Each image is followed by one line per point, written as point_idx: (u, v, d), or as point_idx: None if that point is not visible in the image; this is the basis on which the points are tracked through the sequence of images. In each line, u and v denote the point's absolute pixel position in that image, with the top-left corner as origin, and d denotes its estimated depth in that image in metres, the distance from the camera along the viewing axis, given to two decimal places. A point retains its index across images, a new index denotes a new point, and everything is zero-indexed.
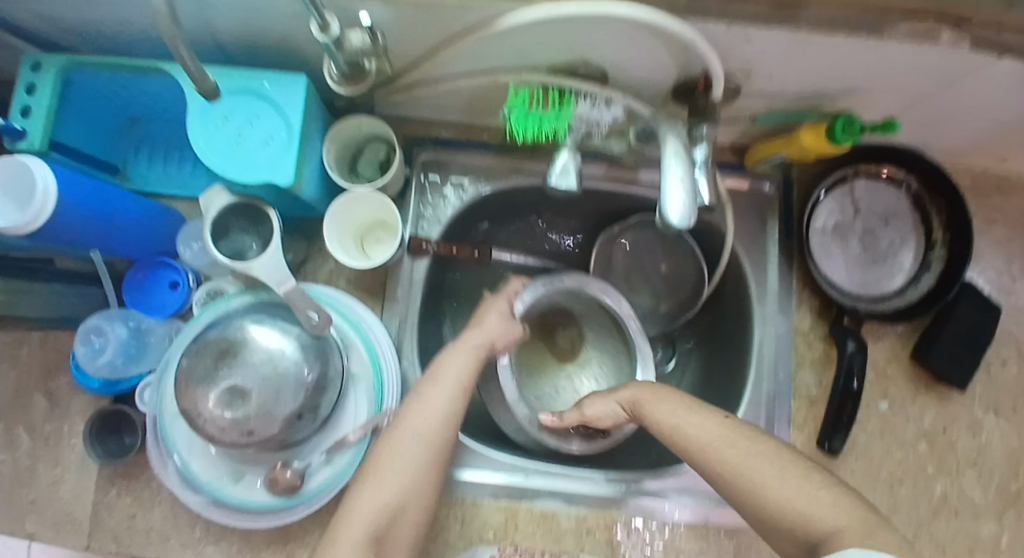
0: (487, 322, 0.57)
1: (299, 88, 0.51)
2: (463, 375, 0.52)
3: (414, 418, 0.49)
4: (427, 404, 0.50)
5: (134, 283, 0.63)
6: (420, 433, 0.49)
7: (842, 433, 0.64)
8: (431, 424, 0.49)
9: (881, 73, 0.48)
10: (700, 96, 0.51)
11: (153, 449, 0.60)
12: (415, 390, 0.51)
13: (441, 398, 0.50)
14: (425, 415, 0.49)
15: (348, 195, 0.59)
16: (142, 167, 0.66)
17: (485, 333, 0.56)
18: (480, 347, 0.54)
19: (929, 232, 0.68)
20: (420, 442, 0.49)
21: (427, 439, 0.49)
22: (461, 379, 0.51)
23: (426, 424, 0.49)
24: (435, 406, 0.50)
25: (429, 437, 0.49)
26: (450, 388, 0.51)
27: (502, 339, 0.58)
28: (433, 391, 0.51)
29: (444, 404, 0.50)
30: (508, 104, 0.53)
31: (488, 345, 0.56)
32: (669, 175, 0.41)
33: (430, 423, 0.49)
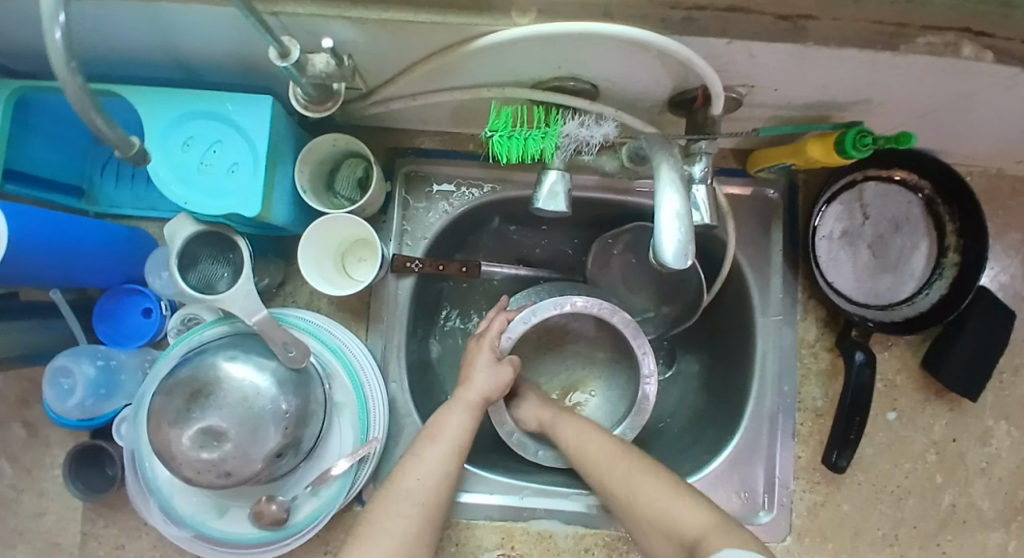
0: (477, 378, 0.59)
1: (263, 109, 0.47)
2: (460, 433, 0.55)
3: (412, 476, 0.52)
4: (422, 458, 0.53)
5: (105, 312, 0.61)
6: (418, 491, 0.52)
7: (849, 451, 0.62)
8: (428, 483, 0.52)
9: (895, 84, 0.45)
10: (700, 110, 0.47)
11: (132, 483, 0.58)
12: (412, 450, 0.54)
13: (440, 457, 0.53)
14: (424, 474, 0.52)
15: (322, 219, 0.55)
16: (110, 188, 0.63)
17: (478, 390, 0.58)
18: (475, 403, 0.57)
19: (941, 235, 0.65)
20: (416, 501, 0.51)
21: (424, 499, 0.51)
22: (458, 440, 0.55)
23: (422, 484, 0.52)
24: (434, 466, 0.53)
25: (427, 496, 0.52)
26: (447, 450, 0.54)
27: (493, 388, 0.59)
28: (433, 449, 0.54)
29: (444, 462, 0.53)
30: (489, 126, 0.46)
31: (481, 401, 0.58)
32: (665, 205, 0.37)
33: (427, 481, 0.52)
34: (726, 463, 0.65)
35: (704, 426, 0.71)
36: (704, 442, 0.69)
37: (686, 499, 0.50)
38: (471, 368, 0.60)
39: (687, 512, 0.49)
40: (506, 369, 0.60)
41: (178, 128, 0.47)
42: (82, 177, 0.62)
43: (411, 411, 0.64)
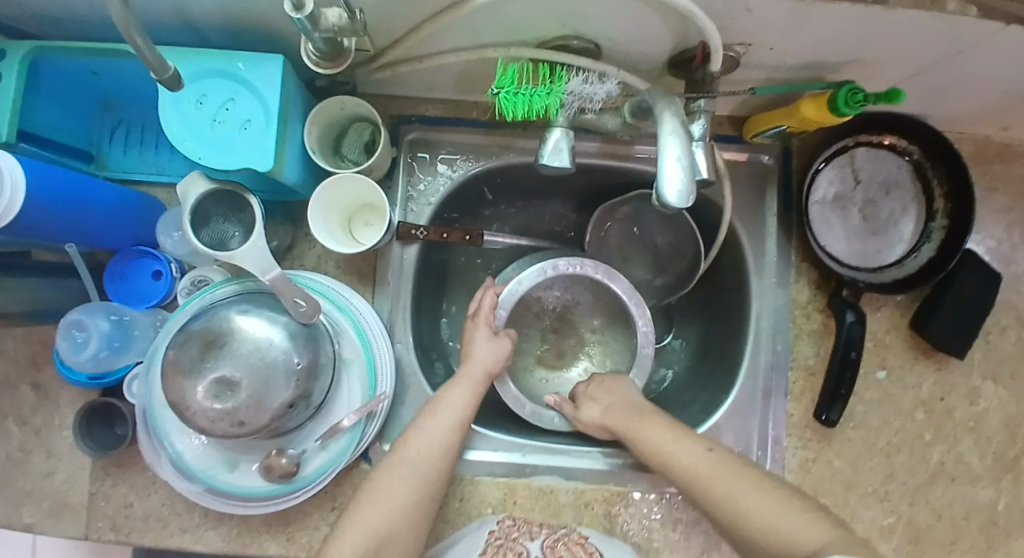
0: (477, 353, 0.61)
1: (276, 69, 0.48)
2: (463, 408, 0.57)
3: (414, 446, 0.53)
4: (425, 430, 0.55)
5: (115, 274, 0.62)
6: (419, 461, 0.53)
7: (839, 405, 0.64)
8: (430, 454, 0.53)
9: (883, 42, 0.47)
10: (698, 69, 0.49)
11: (145, 440, 0.59)
12: (414, 423, 0.56)
13: (440, 429, 0.55)
14: (426, 443, 0.54)
15: (329, 178, 0.56)
16: (119, 154, 0.64)
17: (479, 364, 0.61)
18: (478, 377, 0.60)
19: (930, 200, 0.67)
20: (420, 471, 0.52)
21: (425, 467, 0.53)
22: (460, 416, 0.56)
23: (423, 455, 0.53)
24: (435, 438, 0.54)
25: (428, 466, 0.53)
26: (448, 422, 0.55)
27: (494, 360, 0.62)
28: (434, 423, 0.55)
29: (444, 433, 0.55)
30: (495, 84, 0.48)
31: (483, 375, 0.60)
32: (667, 152, 0.39)
33: (429, 451, 0.53)
34: (722, 420, 0.67)
35: (701, 387, 0.73)
36: (700, 403, 0.71)
37: (762, 484, 0.47)
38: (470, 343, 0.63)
39: (799, 526, 0.42)
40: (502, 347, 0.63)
41: (193, 86, 0.48)
42: (89, 142, 0.62)
43: (415, 371, 0.66)
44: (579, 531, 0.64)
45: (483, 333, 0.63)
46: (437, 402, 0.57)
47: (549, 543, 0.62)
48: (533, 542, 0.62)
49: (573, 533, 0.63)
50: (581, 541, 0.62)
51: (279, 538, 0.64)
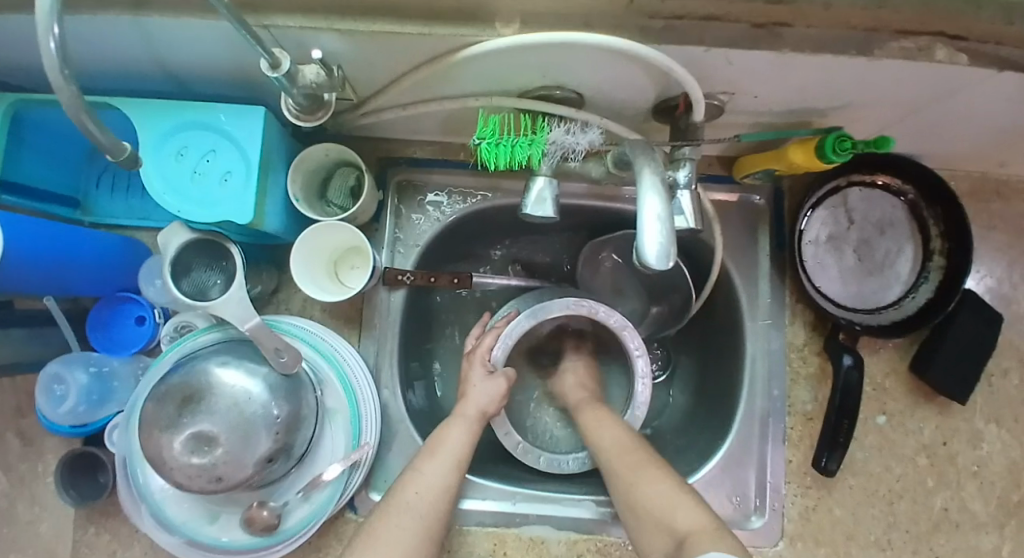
0: (473, 394, 0.60)
1: (257, 119, 0.48)
2: (460, 446, 0.55)
3: (411, 490, 0.51)
4: (425, 475, 0.52)
5: (98, 322, 0.61)
6: (418, 505, 0.50)
7: (839, 453, 0.62)
8: (429, 497, 0.51)
9: (868, 89, 0.46)
10: (682, 117, 0.48)
11: (125, 492, 0.58)
12: (412, 465, 0.54)
13: (441, 471, 0.53)
14: (426, 487, 0.51)
15: (313, 226, 0.56)
16: (105, 200, 0.63)
17: (477, 405, 0.59)
18: (474, 418, 0.58)
19: (927, 239, 0.66)
20: (420, 515, 0.49)
21: (427, 510, 0.50)
22: (458, 453, 0.55)
23: (421, 496, 0.51)
24: (434, 480, 0.52)
25: (428, 510, 0.50)
26: (448, 463, 0.54)
27: (490, 401, 0.60)
28: (432, 465, 0.53)
29: (445, 476, 0.52)
30: (476, 135, 0.48)
31: (479, 415, 0.59)
32: (645, 209, 0.38)
33: (429, 495, 0.51)
34: (717, 469, 0.65)
35: (696, 430, 0.71)
36: (696, 447, 0.69)
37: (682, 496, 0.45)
38: (467, 386, 0.62)
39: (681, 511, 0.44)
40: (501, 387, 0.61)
41: (174, 137, 0.48)
42: (75, 188, 0.62)
43: (403, 416, 0.65)
44: None
45: (479, 375, 0.62)
46: (433, 443, 0.55)
47: None
48: None
49: None
50: None
51: None
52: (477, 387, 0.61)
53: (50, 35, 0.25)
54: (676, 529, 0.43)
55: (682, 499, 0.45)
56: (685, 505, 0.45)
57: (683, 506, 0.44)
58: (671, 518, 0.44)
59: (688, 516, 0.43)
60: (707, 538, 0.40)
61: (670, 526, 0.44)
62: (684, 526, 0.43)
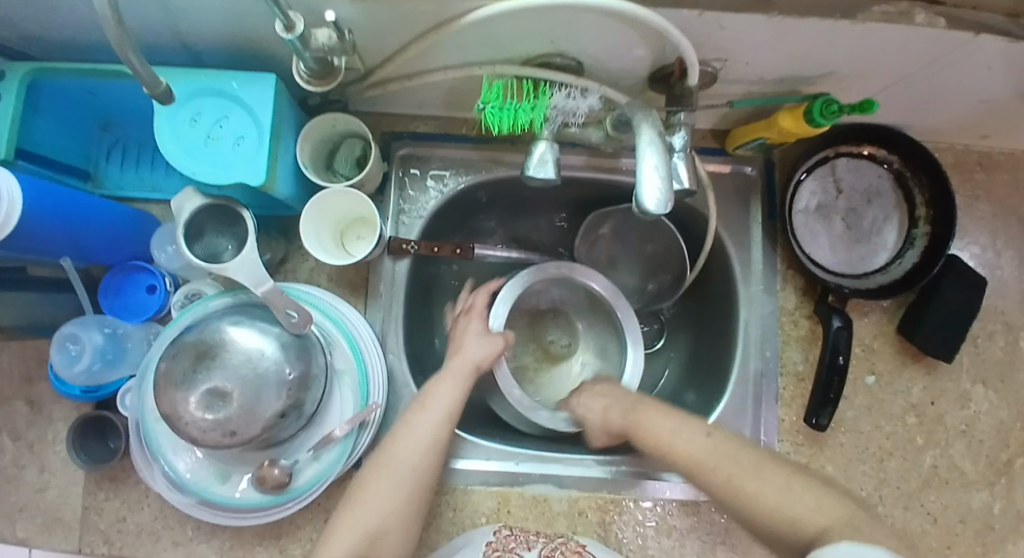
0: (466, 348, 0.62)
1: (269, 86, 0.50)
2: (451, 402, 0.56)
3: (402, 444, 0.53)
4: (413, 432, 0.54)
5: (111, 287, 0.63)
6: (409, 459, 0.52)
7: (828, 410, 0.65)
8: (419, 449, 0.53)
9: (855, 56, 0.48)
10: (677, 83, 0.50)
11: (137, 451, 0.59)
12: (404, 417, 0.56)
13: (430, 423, 0.54)
14: (413, 442, 0.53)
15: (321, 194, 0.57)
16: (115, 172, 0.65)
17: (470, 358, 0.61)
18: (466, 370, 0.59)
19: (912, 208, 0.68)
20: (408, 471, 0.52)
21: (415, 465, 0.52)
22: (448, 410, 0.56)
23: (412, 450, 0.53)
24: (424, 434, 0.54)
25: (417, 464, 0.52)
26: (437, 416, 0.55)
27: (483, 355, 0.62)
28: (422, 419, 0.55)
29: (434, 429, 0.54)
30: (480, 99, 0.50)
31: (472, 368, 0.60)
32: (643, 163, 0.40)
33: (418, 449, 0.53)
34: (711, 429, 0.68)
35: (693, 395, 0.73)
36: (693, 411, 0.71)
37: (801, 489, 0.42)
38: (462, 341, 0.63)
39: (807, 504, 0.41)
40: (492, 342, 0.63)
41: (187, 103, 0.50)
42: (86, 161, 0.64)
43: (408, 382, 0.66)
44: (577, 541, 0.62)
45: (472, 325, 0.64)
46: (425, 397, 0.56)
47: (546, 552, 0.59)
48: (530, 550, 0.59)
49: (571, 542, 0.61)
50: (578, 549, 0.60)
51: (272, 551, 0.64)
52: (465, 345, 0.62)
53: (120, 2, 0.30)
54: (800, 530, 0.40)
55: (805, 493, 0.42)
56: (807, 496, 0.41)
57: (809, 502, 0.41)
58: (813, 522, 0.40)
59: (810, 512, 0.40)
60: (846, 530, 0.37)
61: (795, 527, 0.40)
62: (814, 524, 0.40)
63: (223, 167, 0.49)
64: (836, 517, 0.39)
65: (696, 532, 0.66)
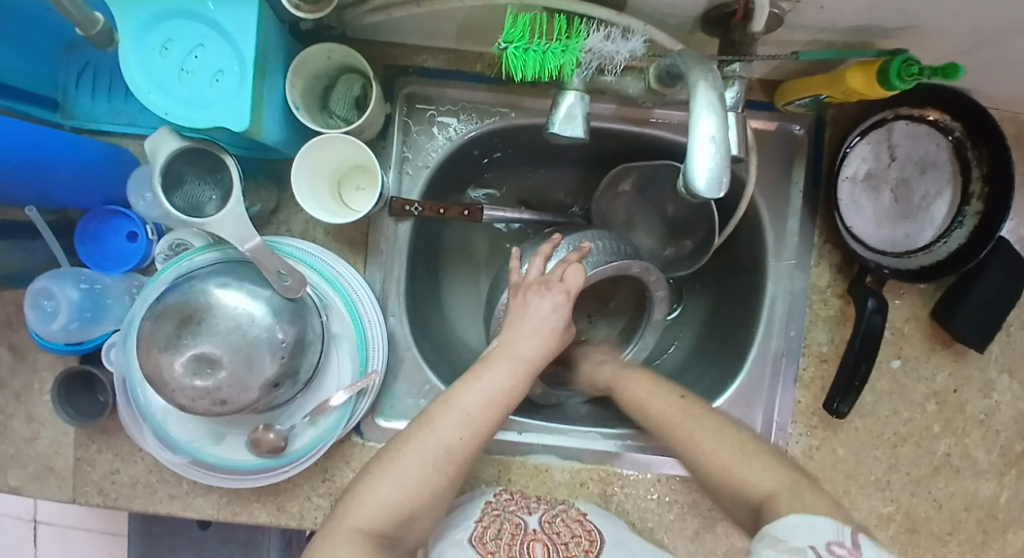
0: (527, 333, 0.54)
1: (251, 10, 0.42)
2: (501, 391, 0.51)
3: (451, 432, 0.48)
4: (468, 415, 0.49)
5: (88, 234, 0.57)
6: (454, 449, 0.48)
7: (851, 398, 0.61)
8: (467, 441, 0.49)
9: (948, 6, 0.41)
10: (737, 28, 0.43)
11: (125, 409, 0.56)
12: (451, 387, 0.51)
13: (479, 410, 0.50)
14: (456, 423, 0.49)
15: (314, 139, 0.51)
16: (86, 102, 0.58)
17: (529, 349, 0.53)
18: (523, 363, 0.52)
19: (967, 181, 0.62)
20: (450, 457, 0.48)
21: (459, 456, 0.48)
22: (503, 401, 0.51)
23: (462, 444, 0.48)
24: (471, 420, 0.49)
25: (455, 448, 0.48)
26: (482, 402, 0.50)
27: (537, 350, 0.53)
28: (470, 397, 0.50)
29: (481, 418, 0.50)
30: (503, 37, 0.41)
31: (527, 360, 0.53)
32: (700, 127, 0.34)
33: (462, 435, 0.48)
34: (726, 405, 0.65)
35: (705, 369, 0.71)
36: (706, 385, 0.68)
37: (755, 456, 0.48)
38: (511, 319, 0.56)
39: (747, 466, 0.47)
40: (564, 332, 0.56)
41: (157, 27, 0.42)
42: (53, 86, 0.56)
43: (410, 345, 0.63)
44: (578, 509, 0.59)
45: (550, 299, 0.54)
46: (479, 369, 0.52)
47: (547, 518, 0.57)
48: (530, 516, 0.56)
49: (572, 510, 0.59)
50: (579, 517, 0.58)
51: (269, 508, 0.62)
52: (527, 326, 0.54)
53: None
54: (749, 492, 0.46)
55: (755, 462, 0.47)
56: (758, 464, 0.47)
57: (757, 468, 0.47)
58: (750, 480, 0.46)
59: (762, 478, 0.46)
60: (789, 502, 0.43)
61: (745, 486, 0.47)
62: (758, 491, 0.46)
63: (210, 113, 0.42)
64: (780, 482, 0.46)
65: (697, 508, 0.64)
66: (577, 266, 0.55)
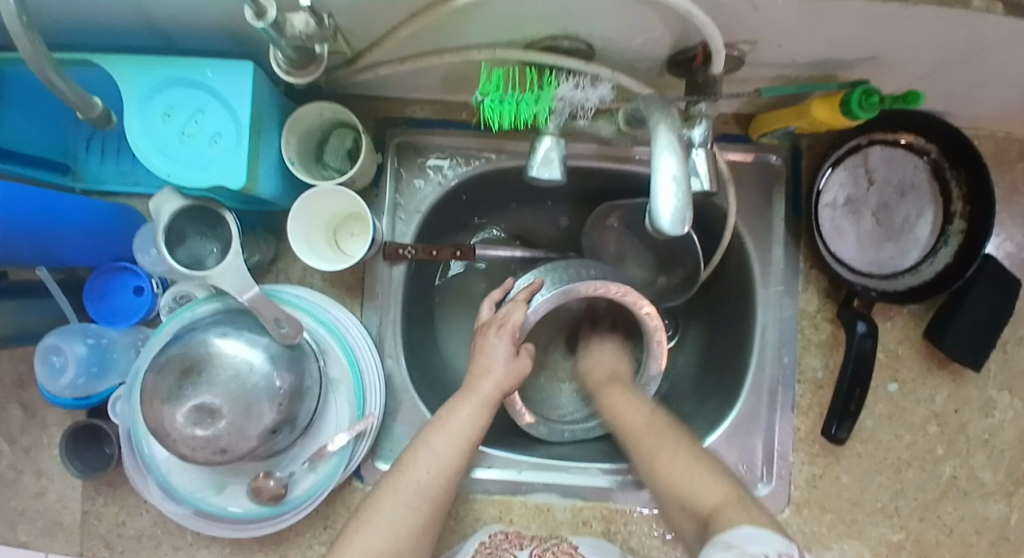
0: (494, 369, 0.55)
1: (246, 75, 0.45)
2: (471, 427, 0.52)
3: (423, 468, 0.49)
4: (437, 452, 0.50)
5: (95, 291, 0.59)
6: (427, 484, 0.48)
7: (848, 423, 0.62)
8: (440, 476, 0.49)
9: (896, 41, 0.43)
10: (699, 70, 0.45)
11: (130, 462, 0.57)
12: (422, 434, 0.52)
13: (452, 447, 0.50)
14: (429, 462, 0.49)
15: (310, 190, 0.53)
16: (96, 165, 0.61)
17: (495, 383, 0.54)
18: (486, 398, 0.53)
19: (948, 201, 0.63)
20: (423, 494, 0.48)
21: (432, 490, 0.48)
22: (470, 435, 0.51)
23: (433, 478, 0.49)
24: (446, 457, 0.50)
25: (432, 488, 0.49)
26: (456, 440, 0.51)
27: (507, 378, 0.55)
28: (441, 437, 0.51)
29: (454, 453, 0.50)
30: (479, 91, 0.45)
31: (496, 394, 0.54)
32: (660, 170, 0.36)
33: (436, 472, 0.49)
34: (725, 436, 0.64)
35: (704, 400, 0.70)
36: (706, 414, 0.68)
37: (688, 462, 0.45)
38: (481, 355, 0.56)
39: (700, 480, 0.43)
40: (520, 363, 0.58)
41: (160, 97, 0.46)
42: (65, 152, 0.60)
43: (408, 387, 0.64)
44: (571, 542, 0.58)
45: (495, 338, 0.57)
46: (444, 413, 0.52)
47: (538, 552, 0.56)
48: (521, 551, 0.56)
49: (564, 542, 0.58)
50: (571, 551, 0.57)
51: None
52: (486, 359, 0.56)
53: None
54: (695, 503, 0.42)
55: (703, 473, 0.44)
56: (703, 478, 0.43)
57: (705, 481, 0.43)
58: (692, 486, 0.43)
59: (709, 493, 0.42)
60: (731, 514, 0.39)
61: (690, 499, 0.43)
62: (706, 504, 0.41)
63: (208, 172, 0.45)
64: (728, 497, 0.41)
65: None
66: (518, 305, 0.58)
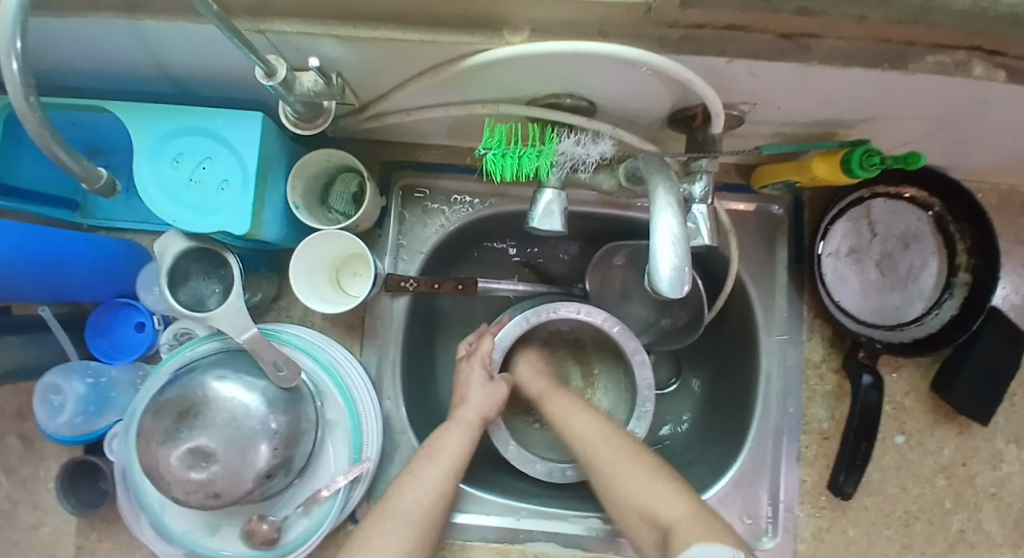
0: (471, 399, 0.57)
1: (254, 124, 0.46)
2: (457, 456, 0.52)
3: (409, 496, 0.49)
4: (421, 478, 0.50)
5: (98, 327, 0.60)
6: (413, 511, 0.48)
7: (854, 477, 0.61)
8: (427, 504, 0.49)
9: (896, 103, 0.44)
10: (699, 128, 0.46)
11: (124, 500, 0.57)
12: (408, 468, 0.51)
13: (439, 477, 0.50)
14: (417, 492, 0.49)
15: (313, 235, 0.54)
16: (105, 202, 0.62)
17: (475, 410, 0.57)
18: (471, 424, 0.55)
19: (952, 253, 0.63)
20: (411, 519, 0.48)
21: (418, 518, 0.48)
22: (454, 463, 0.52)
23: (418, 504, 0.49)
24: (431, 485, 0.50)
25: (420, 517, 0.48)
26: (441, 470, 0.51)
27: (486, 406, 0.58)
28: (429, 471, 0.51)
29: (439, 482, 0.50)
30: (482, 145, 0.45)
31: (478, 421, 0.56)
32: (660, 227, 0.36)
33: (423, 501, 0.49)
34: (729, 486, 0.63)
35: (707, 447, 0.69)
36: (709, 461, 0.67)
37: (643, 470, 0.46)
38: (464, 389, 0.59)
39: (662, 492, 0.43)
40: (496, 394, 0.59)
41: (169, 143, 0.46)
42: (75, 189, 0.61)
43: (406, 430, 0.63)
44: None
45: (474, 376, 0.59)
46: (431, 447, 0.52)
47: None
48: None
49: None
50: None
51: None
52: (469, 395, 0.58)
53: (13, 54, 0.26)
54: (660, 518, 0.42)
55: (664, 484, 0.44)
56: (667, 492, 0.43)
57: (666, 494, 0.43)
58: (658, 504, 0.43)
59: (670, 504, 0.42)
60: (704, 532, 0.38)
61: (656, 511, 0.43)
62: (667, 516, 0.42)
63: (214, 218, 0.46)
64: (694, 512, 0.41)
65: None
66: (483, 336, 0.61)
